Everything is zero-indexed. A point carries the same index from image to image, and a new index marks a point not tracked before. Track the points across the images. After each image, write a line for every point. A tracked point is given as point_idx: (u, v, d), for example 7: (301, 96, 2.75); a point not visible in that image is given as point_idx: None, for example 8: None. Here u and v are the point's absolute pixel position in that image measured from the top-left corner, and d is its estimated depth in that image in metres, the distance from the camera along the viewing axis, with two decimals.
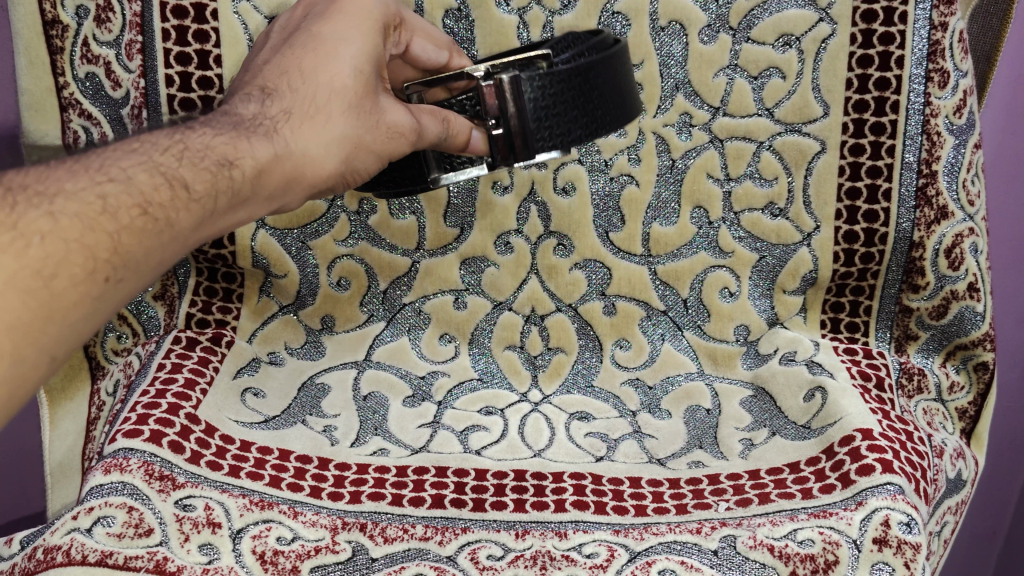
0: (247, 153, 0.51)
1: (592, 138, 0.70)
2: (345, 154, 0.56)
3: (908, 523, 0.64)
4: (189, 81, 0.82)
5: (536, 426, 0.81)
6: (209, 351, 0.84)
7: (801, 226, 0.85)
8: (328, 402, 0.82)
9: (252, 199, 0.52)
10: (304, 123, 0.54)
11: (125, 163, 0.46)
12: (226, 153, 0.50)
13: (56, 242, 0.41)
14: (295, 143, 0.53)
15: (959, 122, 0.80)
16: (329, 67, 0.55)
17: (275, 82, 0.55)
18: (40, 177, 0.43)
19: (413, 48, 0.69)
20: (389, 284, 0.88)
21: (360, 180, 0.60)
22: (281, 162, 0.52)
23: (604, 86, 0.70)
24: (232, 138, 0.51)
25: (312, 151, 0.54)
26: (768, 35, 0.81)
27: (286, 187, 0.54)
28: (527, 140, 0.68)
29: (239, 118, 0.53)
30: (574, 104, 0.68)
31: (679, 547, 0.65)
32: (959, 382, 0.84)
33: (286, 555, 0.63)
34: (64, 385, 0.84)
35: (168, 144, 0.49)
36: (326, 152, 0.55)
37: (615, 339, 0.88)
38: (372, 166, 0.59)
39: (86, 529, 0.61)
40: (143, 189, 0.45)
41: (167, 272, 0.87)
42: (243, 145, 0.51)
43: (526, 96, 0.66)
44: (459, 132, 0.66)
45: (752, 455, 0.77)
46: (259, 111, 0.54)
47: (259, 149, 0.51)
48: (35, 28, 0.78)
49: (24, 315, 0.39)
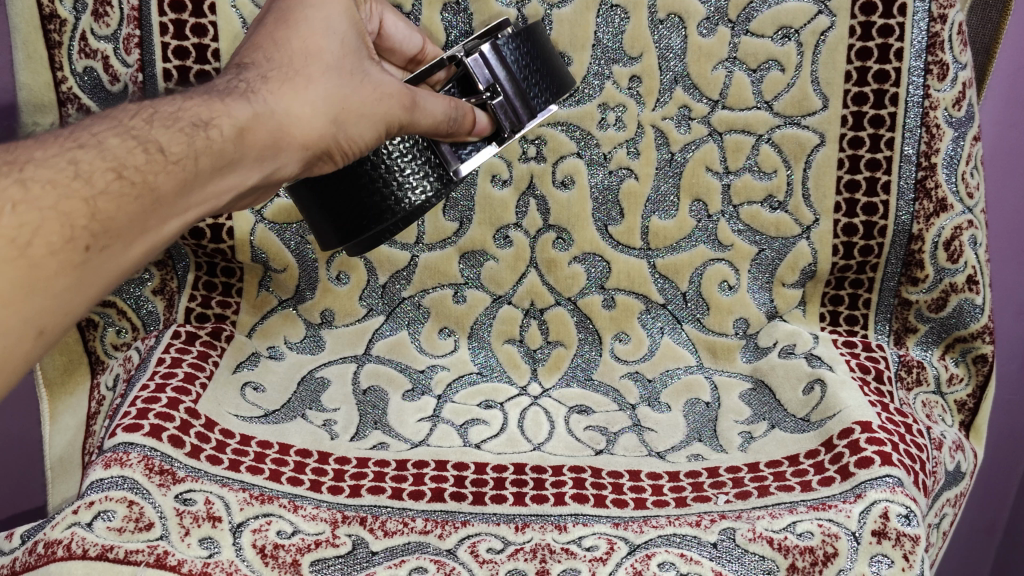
0: (224, 113, 0.48)
1: (563, 91, 0.74)
2: (333, 115, 0.54)
3: (907, 516, 0.64)
4: (187, 75, 0.82)
5: (536, 420, 0.82)
6: (209, 345, 0.84)
7: (801, 219, 0.85)
8: (328, 396, 0.82)
9: (239, 159, 0.49)
10: (283, 86, 0.52)
11: (96, 129, 0.45)
12: (200, 115, 0.48)
13: (32, 211, 0.40)
14: (276, 102, 0.51)
15: (959, 114, 0.79)
16: (304, 34, 0.54)
17: (251, 57, 0.53)
18: (11, 149, 0.43)
19: (387, 26, 0.71)
20: (389, 278, 0.88)
21: (353, 149, 0.57)
22: (262, 121, 0.50)
23: (552, 45, 0.74)
24: (206, 101, 0.49)
25: (297, 111, 0.52)
26: (767, 27, 0.81)
27: (276, 145, 0.51)
28: (526, 100, 0.70)
29: (213, 85, 0.51)
30: (543, 59, 0.71)
31: (679, 540, 0.65)
32: (958, 375, 0.84)
33: (287, 548, 0.64)
34: (63, 379, 0.85)
35: (136, 110, 0.48)
36: (313, 112, 0.53)
37: (614, 333, 0.88)
38: (365, 133, 0.57)
39: (86, 523, 0.61)
40: (117, 154, 0.44)
41: (166, 267, 0.86)
42: (219, 106, 0.48)
43: (509, 60, 0.68)
44: (463, 110, 0.64)
45: (751, 448, 0.77)
46: (233, 77, 0.52)
47: (237, 109, 0.49)
48: (33, 23, 0.77)
49: (5, 286, 0.39)
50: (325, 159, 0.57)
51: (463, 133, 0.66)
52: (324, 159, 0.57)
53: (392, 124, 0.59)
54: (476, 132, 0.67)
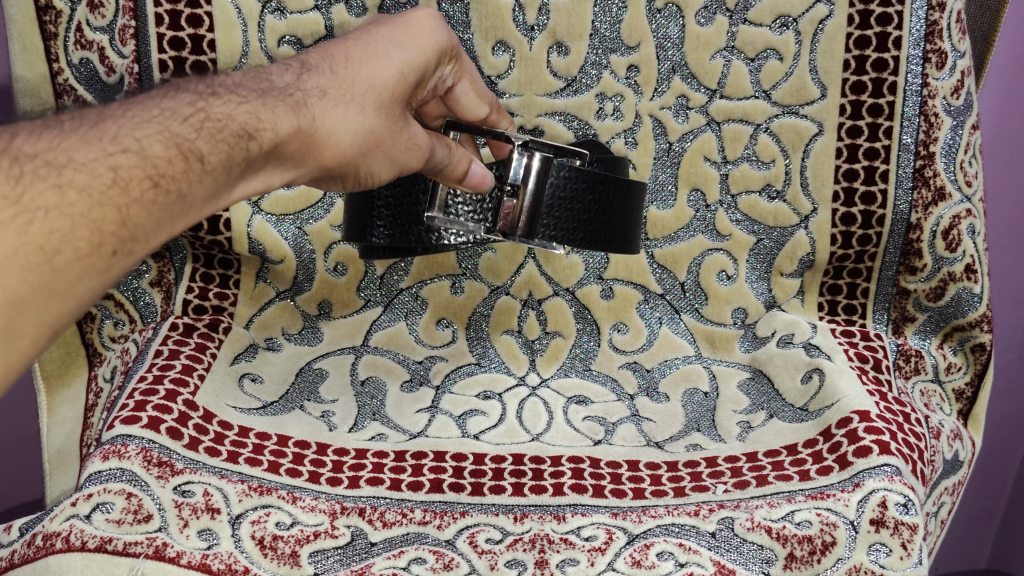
0: (269, 125, 0.48)
1: (589, 245, 0.71)
2: (364, 146, 0.55)
3: (905, 504, 0.64)
4: (184, 65, 0.81)
5: (535, 410, 0.81)
6: (207, 337, 0.83)
7: (799, 208, 0.85)
8: (327, 387, 0.82)
9: (266, 165, 0.50)
10: (337, 105, 0.52)
11: (141, 131, 0.43)
12: (246, 124, 0.47)
13: (62, 217, 0.39)
14: (323, 120, 0.51)
15: (957, 103, 0.79)
16: (376, 64, 0.54)
17: (317, 61, 0.54)
18: (51, 143, 0.40)
19: (456, 90, 0.66)
20: (386, 269, 0.89)
21: (365, 180, 0.58)
22: (302, 137, 0.50)
23: (620, 207, 0.72)
24: (255, 107, 0.48)
25: (339, 135, 0.52)
26: (765, 17, 0.80)
27: (300, 155, 0.52)
28: (533, 222, 0.68)
29: (270, 85, 0.50)
30: (584, 206, 0.69)
31: (678, 530, 0.65)
32: (956, 363, 0.84)
33: (286, 539, 0.63)
34: (62, 371, 0.85)
35: (189, 112, 0.46)
36: (349, 139, 0.53)
37: (614, 323, 0.88)
38: (383, 170, 0.58)
39: (84, 516, 0.61)
40: (156, 160, 0.43)
41: (163, 259, 0.86)
42: (266, 115, 0.48)
43: (550, 181, 0.67)
44: (460, 161, 0.63)
45: (750, 438, 0.77)
46: (293, 82, 0.51)
47: (283, 120, 0.49)
48: (28, 14, 0.77)
49: (22, 289, 0.38)
50: (335, 181, 0.58)
51: (452, 179, 0.65)
52: (334, 181, 0.57)
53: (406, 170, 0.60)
54: (468, 184, 0.65)
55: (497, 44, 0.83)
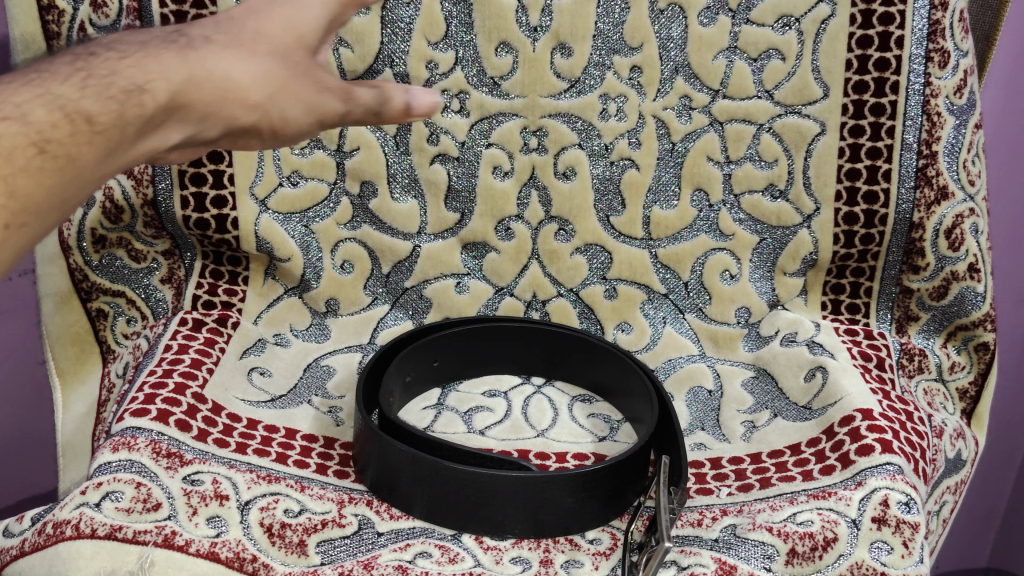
0: (159, 77, 0.46)
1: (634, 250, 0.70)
2: (269, 89, 0.49)
3: (907, 503, 0.64)
4: (185, 18, 0.81)
5: (539, 407, 0.82)
6: (215, 332, 0.84)
7: (801, 208, 0.85)
8: (334, 383, 0.82)
9: (165, 124, 0.47)
10: (228, 50, 0.48)
11: (20, 99, 0.42)
12: (136, 79, 0.45)
13: None
14: (214, 65, 0.47)
15: (959, 102, 0.80)
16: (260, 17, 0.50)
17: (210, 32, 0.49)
18: None
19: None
20: (392, 268, 0.89)
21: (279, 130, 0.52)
22: (194, 86, 0.47)
23: None
24: (141, 61, 0.46)
25: (236, 76, 0.48)
26: (768, 16, 0.80)
27: (201, 117, 0.48)
28: None
29: (155, 37, 0.49)
30: None
31: (681, 539, 0.64)
32: (959, 363, 0.85)
33: (294, 528, 0.63)
34: (75, 368, 0.85)
35: (70, 73, 0.45)
36: (251, 85, 0.48)
37: (617, 323, 0.89)
38: (298, 115, 0.52)
39: (95, 504, 0.61)
40: (41, 126, 0.42)
41: (173, 256, 0.88)
42: (154, 67, 0.46)
43: None
44: (393, 96, 0.53)
45: (754, 437, 0.77)
46: (176, 34, 0.49)
47: (171, 70, 0.46)
48: (31, 12, 0.77)
49: None
50: (249, 136, 0.52)
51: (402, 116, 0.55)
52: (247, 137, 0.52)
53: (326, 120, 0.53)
54: (419, 113, 0.54)
55: (501, 45, 0.82)
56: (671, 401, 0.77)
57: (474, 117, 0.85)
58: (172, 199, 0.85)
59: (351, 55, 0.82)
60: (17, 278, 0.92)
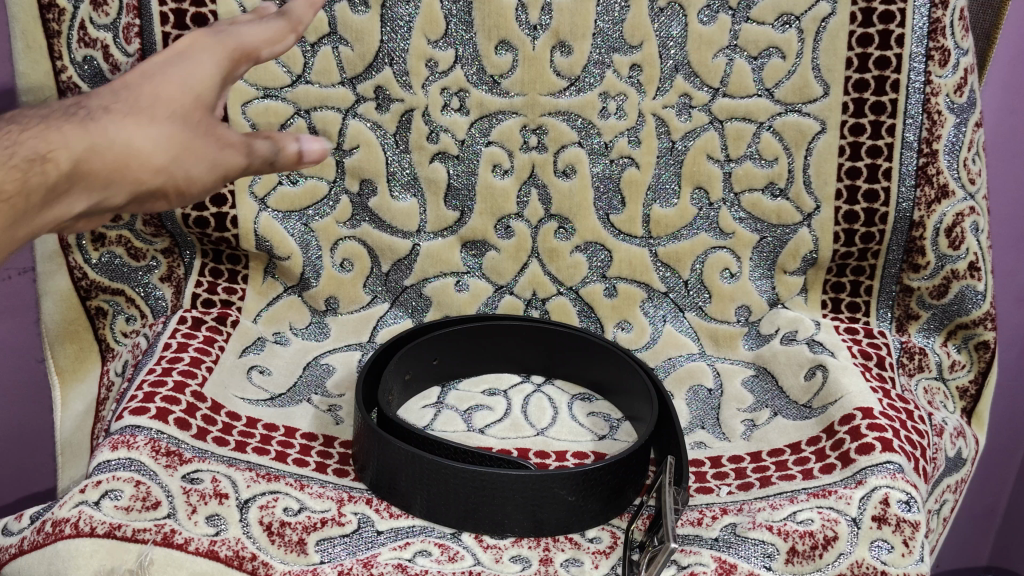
0: (59, 146, 0.48)
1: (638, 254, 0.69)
2: (172, 152, 0.51)
3: (907, 502, 0.64)
4: (184, 18, 0.80)
5: (539, 405, 0.82)
6: (215, 330, 0.84)
7: (801, 206, 0.85)
8: (334, 382, 0.82)
9: (70, 190, 0.50)
10: (128, 117, 0.50)
11: None
12: (37, 148, 0.48)
13: None
14: (116, 133, 0.49)
15: (960, 100, 0.79)
16: (157, 81, 0.52)
17: (106, 100, 0.51)
18: None
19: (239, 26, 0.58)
20: (392, 266, 0.89)
21: (187, 190, 0.54)
22: (96, 153, 0.49)
23: None
24: (42, 132, 0.48)
25: (137, 142, 0.50)
26: (767, 15, 0.80)
27: (105, 181, 0.50)
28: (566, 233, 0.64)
29: (55, 110, 0.50)
30: None
31: (681, 539, 0.64)
32: (960, 361, 0.85)
33: (293, 527, 0.63)
34: (74, 367, 0.86)
35: None
36: (154, 149, 0.50)
37: (617, 322, 0.89)
38: (202, 174, 0.53)
39: (94, 503, 0.61)
40: None
41: (173, 254, 0.87)
42: (54, 138, 0.48)
43: None
44: (284, 145, 0.55)
45: (754, 436, 0.77)
46: (78, 104, 0.51)
47: (72, 139, 0.48)
48: (31, 12, 0.77)
49: None
50: (156, 196, 0.53)
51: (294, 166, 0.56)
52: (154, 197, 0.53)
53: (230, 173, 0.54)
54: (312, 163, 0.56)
55: (501, 44, 0.82)
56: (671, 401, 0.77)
57: (474, 115, 0.84)
58: None
59: (350, 53, 0.82)
60: (17, 277, 0.92)
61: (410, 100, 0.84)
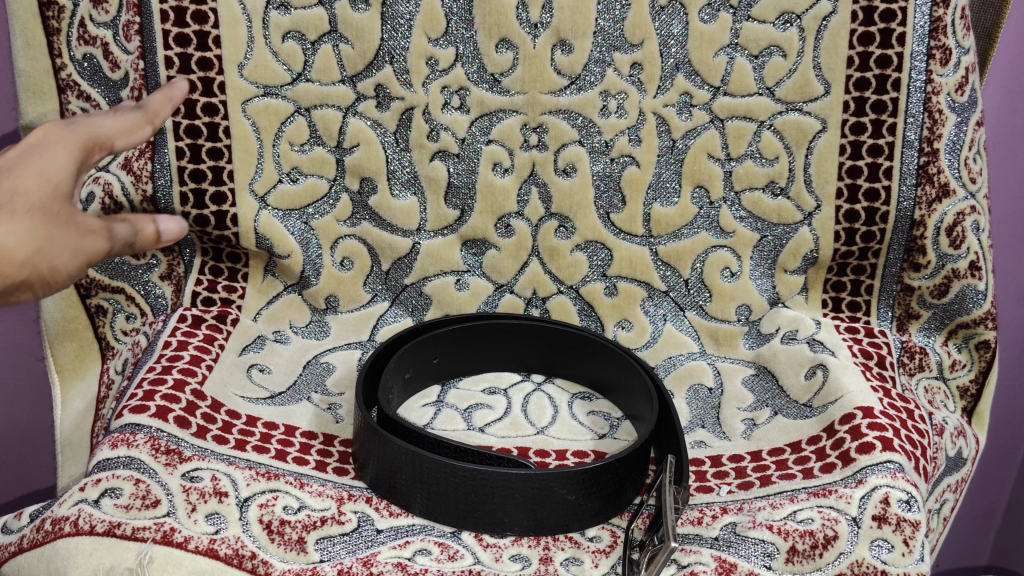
0: None
1: None
2: (37, 246, 0.52)
3: (908, 501, 0.64)
4: (184, 15, 0.80)
5: (539, 404, 0.82)
6: (215, 328, 0.84)
7: (801, 205, 0.85)
8: (334, 380, 0.82)
9: None
10: None
11: None
12: None
13: None
14: None
15: (961, 100, 0.79)
16: (11, 177, 0.52)
17: None
18: None
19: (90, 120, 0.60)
20: (392, 264, 0.89)
21: (54, 280, 0.54)
22: None
23: None
24: None
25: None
26: (768, 13, 0.80)
27: None
28: None
29: None
30: None
31: (681, 538, 0.64)
32: (961, 360, 0.85)
33: (293, 525, 0.63)
34: (75, 365, 0.86)
35: None
36: (18, 246, 0.51)
37: (618, 320, 0.89)
38: (67, 263, 0.53)
39: (93, 501, 0.61)
40: None
41: (173, 253, 0.87)
42: None
43: None
44: (142, 226, 0.59)
45: (754, 435, 0.77)
46: None
47: None
48: (31, 9, 0.77)
49: None
50: (21, 289, 0.53)
51: (150, 245, 0.60)
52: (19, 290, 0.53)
53: (94, 260, 0.56)
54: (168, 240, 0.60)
55: (501, 42, 0.82)
56: (671, 399, 0.77)
57: (474, 113, 0.84)
58: (172, 195, 0.84)
59: (351, 51, 0.82)
60: None
61: (410, 98, 0.83)
